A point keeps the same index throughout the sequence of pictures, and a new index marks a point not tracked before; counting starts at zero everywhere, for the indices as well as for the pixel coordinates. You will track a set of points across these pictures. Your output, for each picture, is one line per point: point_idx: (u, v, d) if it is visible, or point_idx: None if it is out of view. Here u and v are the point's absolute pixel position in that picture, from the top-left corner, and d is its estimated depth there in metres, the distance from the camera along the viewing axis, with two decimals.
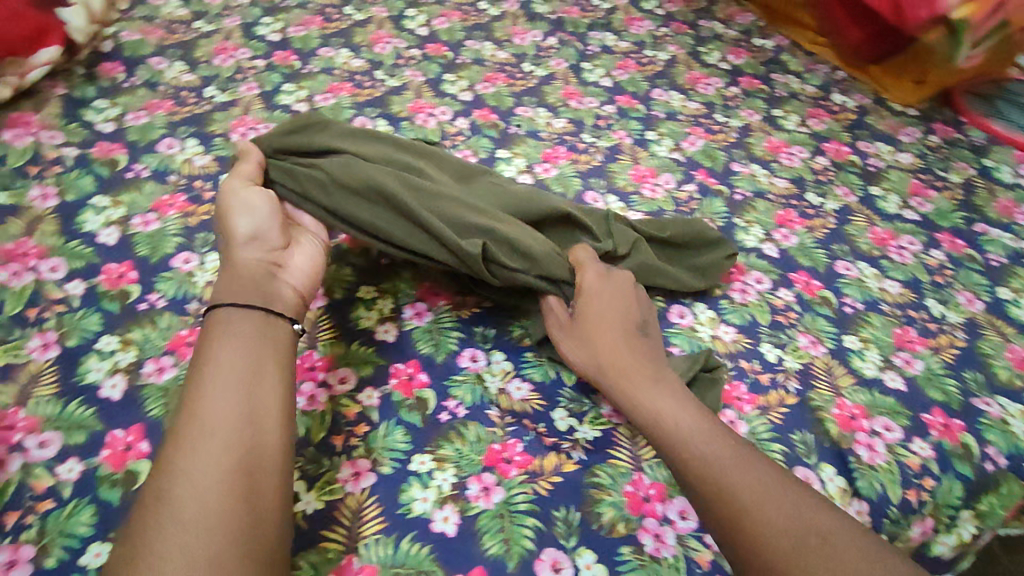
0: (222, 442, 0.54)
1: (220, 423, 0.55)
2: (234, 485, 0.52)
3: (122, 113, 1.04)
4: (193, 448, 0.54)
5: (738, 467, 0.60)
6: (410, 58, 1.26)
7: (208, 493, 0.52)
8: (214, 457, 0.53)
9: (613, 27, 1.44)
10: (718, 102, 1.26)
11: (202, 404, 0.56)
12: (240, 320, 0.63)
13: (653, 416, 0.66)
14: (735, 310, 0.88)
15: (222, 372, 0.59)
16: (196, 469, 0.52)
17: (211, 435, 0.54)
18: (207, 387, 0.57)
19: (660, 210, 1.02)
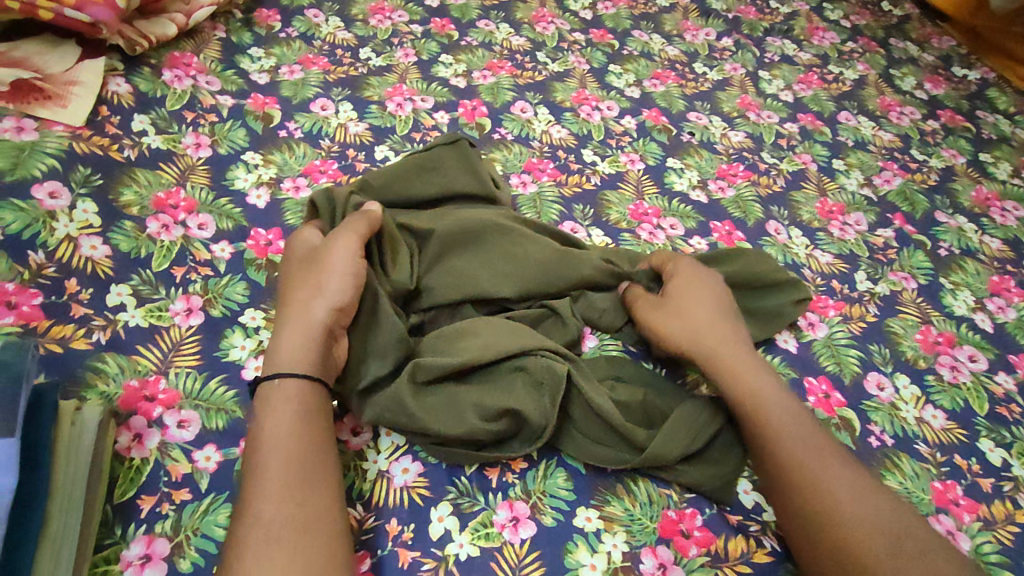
0: (289, 478, 0.51)
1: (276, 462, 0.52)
2: (302, 503, 0.50)
3: (276, 65, 0.95)
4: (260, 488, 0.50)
5: (824, 471, 0.58)
6: (573, 42, 1.13)
7: (281, 529, 0.48)
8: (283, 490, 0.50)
9: (794, 35, 1.27)
10: (914, 136, 1.11)
11: (263, 443, 0.53)
12: (293, 388, 0.56)
13: (754, 395, 0.63)
14: (944, 390, 0.77)
15: (287, 412, 0.55)
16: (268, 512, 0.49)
17: (278, 473, 0.51)
18: (268, 445, 0.52)
19: (853, 254, 0.90)
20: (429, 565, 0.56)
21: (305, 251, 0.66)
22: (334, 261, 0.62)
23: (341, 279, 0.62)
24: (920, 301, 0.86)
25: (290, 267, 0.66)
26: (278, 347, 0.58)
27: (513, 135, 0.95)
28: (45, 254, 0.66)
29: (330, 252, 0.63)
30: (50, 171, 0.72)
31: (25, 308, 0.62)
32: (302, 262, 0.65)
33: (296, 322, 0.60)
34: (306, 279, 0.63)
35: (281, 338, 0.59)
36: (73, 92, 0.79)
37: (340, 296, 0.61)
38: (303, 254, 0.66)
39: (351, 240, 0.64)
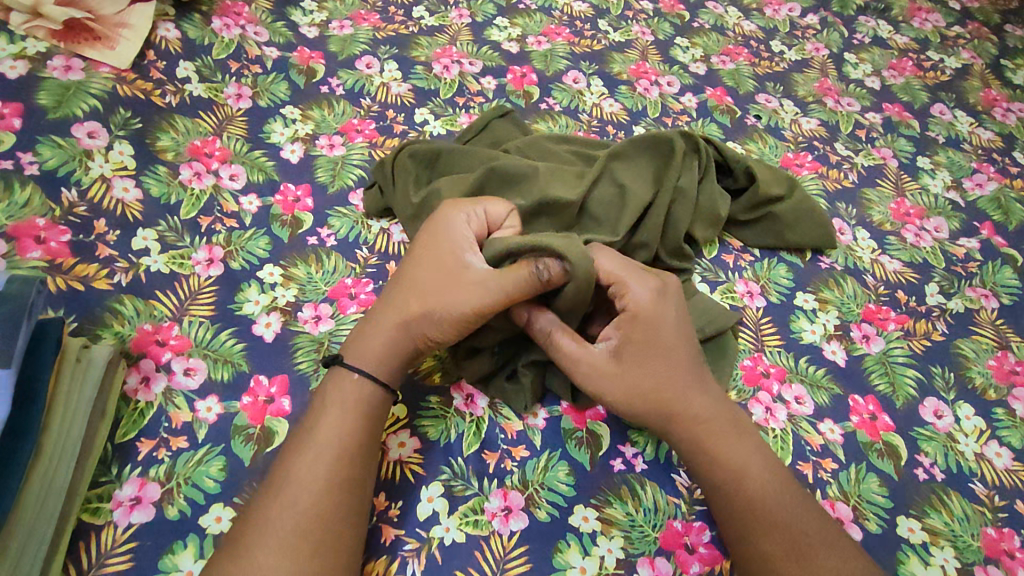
0: (333, 474, 0.50)
1: (331, 454, 0.51)
2: (330, 505, 0.49)
3: (327, 20, 0.92)
4: (300, 478, 0.49)
5: (764, 530, 0.53)
6: (640, 12, 1.06)
7: (311, 521, 0.48)
8: (325, 488, 0.49)
9: (891, 15, 1.14)
10: (1020, 137, 0.98)
11: (317, 427, 0.52)
12: (354, 388, 0.54)
13: (696, 450, 0.56)
14: (1013, 426, 0.69)
15: (342, 407, 0.53)
16: (306, 503, 0.48)
17: (326, 466, 0.50)
18: (325, 439, 0.51)
19: (926, 263, 0.80)
20: (411, 545, 0.54)
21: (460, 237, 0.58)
22: (455, 304, 0.55)
23: (444, 307, 0.56)
24: (1000, 323, 0.77)
25: (424, 233, 0.60)
26: (379, 356, 0.56)
27: (561, 106, 0.90)
28: (78, 193, 0.67)
29: (455, 278, 0.56)
30: (91, 112, 0.73)
31: (52, 244, 0.64)
32: (443, 259, 0.58)
33: (392, 322, 0.57)
34: (427, 288, 0.57)
35: (383, 335, 0.56)
36: (122, 35, 0.80)
37: (437, 310, 0.56)
38: (439, 235, 0.59)
39: (483, 297, 0.55)
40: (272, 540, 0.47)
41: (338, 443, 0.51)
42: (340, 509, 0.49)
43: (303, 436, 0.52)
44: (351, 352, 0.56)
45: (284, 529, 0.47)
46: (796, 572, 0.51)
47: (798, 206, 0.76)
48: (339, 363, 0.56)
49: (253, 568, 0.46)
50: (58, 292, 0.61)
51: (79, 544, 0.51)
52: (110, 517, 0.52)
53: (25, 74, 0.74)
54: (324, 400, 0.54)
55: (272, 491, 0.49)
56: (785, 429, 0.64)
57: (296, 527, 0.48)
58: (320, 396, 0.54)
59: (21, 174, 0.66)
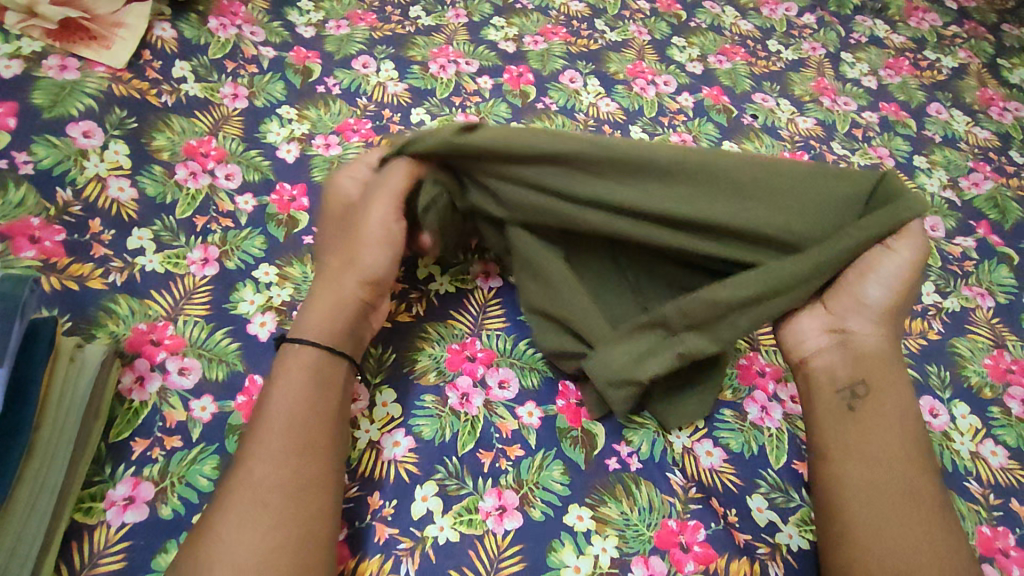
0: (290, 440, 0.50)
1: (287, 423, 0.51)
2: (287, 472, 0.49)
3: (324, 19, 0.92)
4: (257, 450, 0.49)
5: (881, 475, 0.54)
6: (637, 11, 1.06)
7: (272, 489, 0.48)
8: (279, 457, 0.49)
9: (888, 14, 1.14)
10: (1016, 136, 0.98)
11: (272, 401, 0.52)
12: (305, 360, 0.55)
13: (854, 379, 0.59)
14: (1009, 425, 0.69)
15: (295, 378, 0.53)
16: (264, 473, 0.48)
17: (278, 436, 0.50)
18: (277, 409, 0.51)
19: (922, 262, 0.80)
20: (406, 544, 0.54)
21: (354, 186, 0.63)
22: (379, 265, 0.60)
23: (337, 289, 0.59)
24: (996, 322, 0.77)
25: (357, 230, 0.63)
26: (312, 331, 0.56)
27: (557, 105, 0.90)
28: (73, 192, 0.67)
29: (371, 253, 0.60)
30: (87, 111, 0.73)
31: (47, 243, 0.64)
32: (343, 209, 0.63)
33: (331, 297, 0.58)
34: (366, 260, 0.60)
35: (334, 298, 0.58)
36: (117, 34, 0.80)
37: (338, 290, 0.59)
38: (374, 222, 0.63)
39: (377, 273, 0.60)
40: (234, 512, 0.47)
41: (294, 411, 0.52)
42: (300, 480, 0.49)
43: (260, 409, 0.52)
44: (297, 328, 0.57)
45: (244, 499, 0.47)
46: (896, 520, 0.52)
47: None
48: (288, 341, 0.56)
49: (220, 540, 0.46)
50: (53, 291, 0.61)
51: (72, 545, 0.51)
52: (103, 516, 0.52)
53: (20, 73, 0.74)
54: (283, 370, 0.54)
55: (234, 465, 0.50)
56: (780, 428, 0.64)
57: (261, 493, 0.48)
58: (273, 371, 0.55)
59: (15, 173, 0.66)
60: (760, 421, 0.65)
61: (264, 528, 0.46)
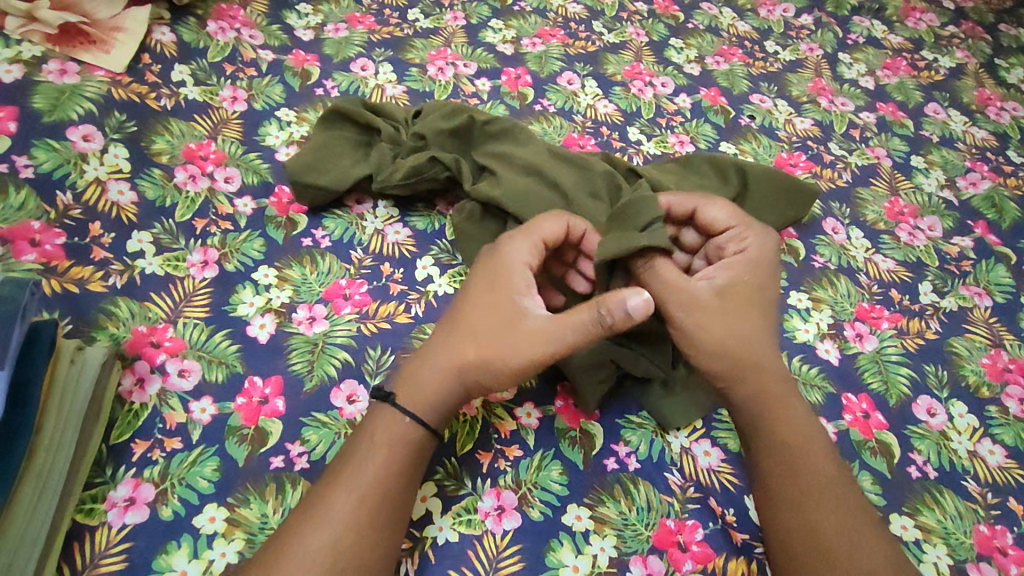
0: (372, 514, 0.49)
1: (371, 494, 0.49)
2: (361, 549, 0.48)
3: (322, 23, 0.93)
4: (338, 516, 0.48)
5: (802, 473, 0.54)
6: (634, 13, 1.06)
7: (345, 562, 0.47)
8: (360, 532, 0.48)
9: (885, 15, 1.14)
10: (1013, 136, 0.99)
11: (360, 463, 0.50)
12: (397, 428, 0.52)
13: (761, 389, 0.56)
14: (1007, 424, 0.69)
15: (388, 447, 0.51)
16: (342, 544, 0.47)
17: (362, 509, 0.48)
18: (364, 477, 0.50)
19: (920, 262, 0.81)
20: (405, 545, 0.54)
21: (517, 278, 0.56)
22: (511, 349, 0.53)
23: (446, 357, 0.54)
24: (994, 321, 0.77)
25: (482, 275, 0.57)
26: (428, 397, 0.53)
27: (555, 107, 0.90)
28: (73, 196, 0.68)
29: (516, 331, 0.54)
30: (87, 115, 0.73)
31: (48, 247, 0.64)
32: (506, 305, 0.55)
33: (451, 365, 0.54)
34: (484, 331, 0.54)
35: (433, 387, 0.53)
36: (117, 39, 0.81)
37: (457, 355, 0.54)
38: (494, 271, 0.57)
39: (544, 349, 0.53)
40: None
41: (383, 493, 0.50)
42: (372, 560, 0.48)
43: (347, 467, 0.50)
44: (404, 391, 0.53)
45: (318, 563, 0.46)
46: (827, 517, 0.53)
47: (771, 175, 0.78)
48: (390, 402, 0.53)
49: None
50: (53, 294, 0.62)
51: (73, 546, 0.51)
52: (104, 518, 0.52)
53: (21, 78, 0.74)
54: (382, 442, 0.51)
55: (305, 522, 0.48)
56: None
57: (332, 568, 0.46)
58: (364, 429, 0.52)
59: (15, 177, 0.67)
60: None
61: None
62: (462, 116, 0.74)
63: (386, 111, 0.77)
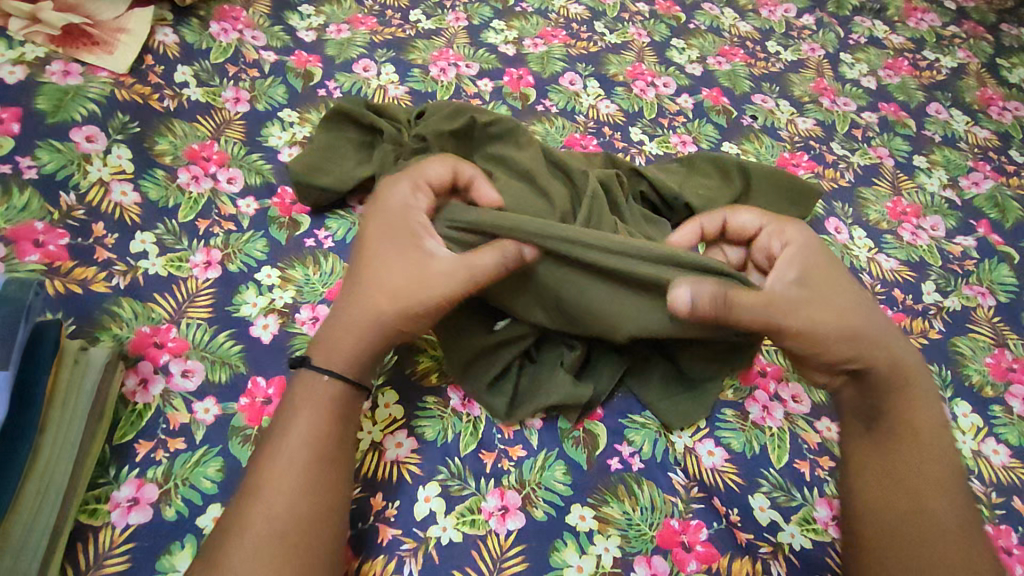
0: (309, 473, 0.49)
1: (303, 453, 0.50)
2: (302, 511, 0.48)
3: (325, 24, 0.93)
4: (272, 479, 0.48)
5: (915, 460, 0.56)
6: (636, 14, 1.06)
7: (287, 524, 0.47)
8: (295, 490, 0.48)
9: (887, 15, 1.14)
10: (1016, 135, 0.99)
11: (290, 427, 0.51)
12: (322, 388, 0.52)
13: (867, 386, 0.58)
14: (1011, 424, 0.69)
15: (316, 409, 0.52)
16: (278, 506, 0.47)
17: (296, 468, 0.49)
18: (295, 438, 0.50)
19: (923, 261, 0.81)
20: (409, 545, 0.54)
21: (415, 220, 0.57)
22: (427, 295, 0.53)
23: (361, 312, 0.54)
24: (997, 321, 0.77)
25: (375, 221, 0.57)
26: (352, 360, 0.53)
27: (558, 107, 0.90)
28: (76, 196, 0.68)
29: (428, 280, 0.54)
30: (90, 116, 0.74)
31: (51, 248, 0.64)
32: (399, 240, 0.56)
33: (364, 318, 0.54)
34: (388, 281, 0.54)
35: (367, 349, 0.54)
36: (120, 40, 0.81)
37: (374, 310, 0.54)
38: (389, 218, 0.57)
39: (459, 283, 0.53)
40: (249, 543, 0.46)
41: (315, 447, 0.50)
42: (314, 517, 0.48)
43: (275, 434, 0.51)
44: (319, 351, 0.53)
45: (261, 530, 0.46)
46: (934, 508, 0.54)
47: (775, 172, 0.78)
48: (307, 366, 0.53)
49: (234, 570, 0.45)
50: (57, 295, 0.62)
51: (77, 546, 0.51)
52: (108, 518, 0.52)
53: (24, 79, 0.74)
54: (303, 400, 0.52)
55: (243, 494, 0.49)
56: (782, 427, 0.65)
57: (280, 531, 0.47)
58: (289, 396, 0.53)
59: (19, 178, 0.67)
60: (761, 420, 0.65)
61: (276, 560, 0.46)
62: (465, 117, 0.72)
63: (388, 112, 0.76)
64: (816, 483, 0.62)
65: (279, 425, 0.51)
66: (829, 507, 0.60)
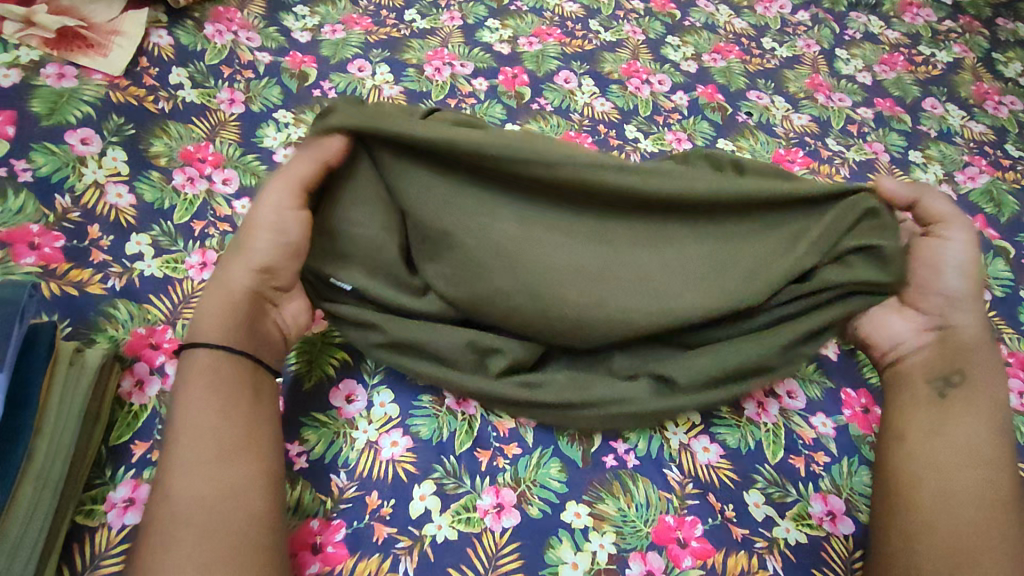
0: (216, 443, 0.48)
1: (208, 426, 0.49)
2: (217, 479, 0.47)
3: (319, 24, 0.93)
4: (178, 460, 0.47)
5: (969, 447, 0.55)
6: (631, 11, 1.06)
7: (203, 500, 0.46)
8: (208, 462, 0.48)
9: (882, 10, 1.14)
10: (1011, 130, 0.99)
11: (184, 411, 0.50)
12: (210, 362, 0.52)
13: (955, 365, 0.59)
14: (1007, 418, 0.69)
15: (207, 385, 0.51)
16: (193, 480, 0.47)
17: (199, 443, 0.48)
18: (189, 417, 0.49)
19: None
20: (404, 543, 0.54)
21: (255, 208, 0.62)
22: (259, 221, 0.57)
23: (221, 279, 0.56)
24: (993, 315, 0.77)
25: None
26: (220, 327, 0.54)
27: (552, 106, 0.91)
28: (71, 199, 0.68)
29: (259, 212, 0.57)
30: (85, 118, 0.74)
31: (46, 250, 0.64)
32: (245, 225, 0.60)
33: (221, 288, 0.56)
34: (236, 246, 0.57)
35: (212, 301, 0.55)
36: (115, 42, 0.81)
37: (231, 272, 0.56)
38: None
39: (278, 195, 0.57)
40: (168, 526, 0.45)
41: (215, 423, 0.49)
42: (228, 483, 0.47)
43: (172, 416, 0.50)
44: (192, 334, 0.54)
45: (179, 511, 0.45)
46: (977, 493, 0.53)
47: None
48: (189, 351, 0.53)
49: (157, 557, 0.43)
50: (52, 297, 0.62)
51: (73, 547, 0.51)
52: (104, 519, 0.53)
53: (19, 82, 0.74)
54: (188, 376, 0.51)
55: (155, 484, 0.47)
56: (777, 422, 0.65)
57: (196, 499, 0.46)
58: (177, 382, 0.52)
59: (14, 181, 0.67)
60: (756, 416, 0.65)
61: (200, 533, 0.45)
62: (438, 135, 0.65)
63: None
64: (812, 478, 0.62)
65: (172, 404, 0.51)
66: (824, 503, 0.61)
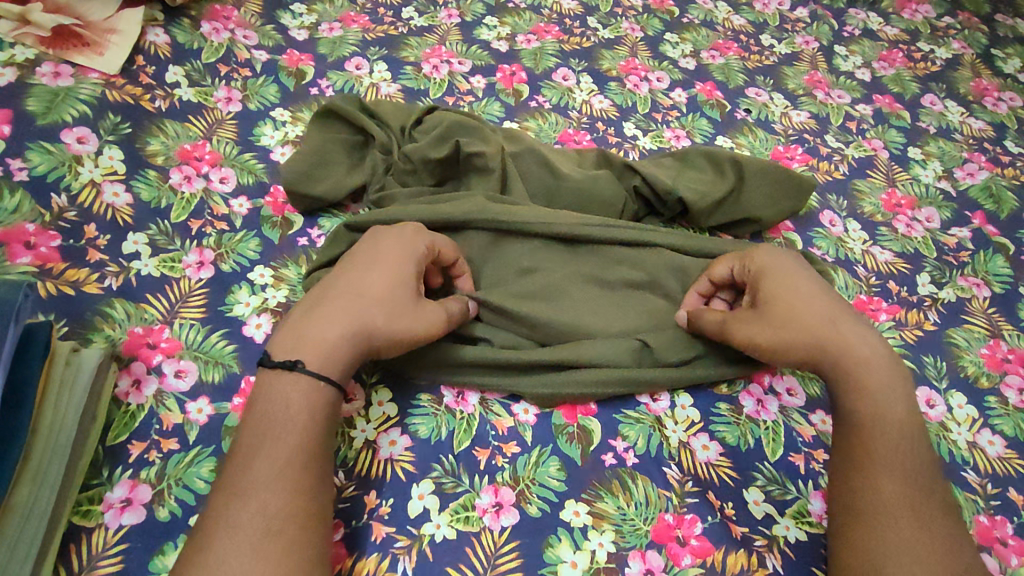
0: (306, 474, 0.48)
1: (299, 454, 0.49)
2: (302, 512, 0.47)
3: (317, 22, 0.93)
4: (268, 480, 0.47)
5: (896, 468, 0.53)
6: (629, 8, 1.06)
7: (283, 528, 0.46)
8: (295, 490, 0.47)
9: (881, 7, 1.14)
10: (1011, 126, 0.98)
11: (281, 429, 0.49)
12: (314, 386, 0.51)
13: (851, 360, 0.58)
14: (1006, 415, 0.69)
15: (309, 411, 0.50)
16: (278, 506, 0.46)
17: (291, 468, 0.48)
18: (288, 440, 0.49)
19: (918, 253, 0.80)
20: (402, 542, 0.54)
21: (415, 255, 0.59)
22: (410, 329, 0.56)
23: (350, 326, 0.54)
24: (993, 312, 0.77)
25: (374, 245, 0.59)
26: (327, 354, 0.52)
27: (551, 103, 0.90)
28: (68, 198, 0.68)
29: (420, 313, 0.57)
30: (81, 117, 0.73)
31: (43, 249, 0.64)
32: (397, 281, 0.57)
33: (348, 330, 0.53)
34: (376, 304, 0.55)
35: (311, 324, 0.54)
36: (111, 41, 0.81)
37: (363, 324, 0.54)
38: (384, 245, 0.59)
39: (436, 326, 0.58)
40: (247, 545, 0.44)
41: (307, 451, 0.49)
42: (310, 516, 0.47)
43: (267, 431, 0.49)
44: (300, 348, 0.52)
45: (259, 533, 0.45)
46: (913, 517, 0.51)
47: (766, 162, 0.78)
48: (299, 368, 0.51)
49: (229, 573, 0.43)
50: (48, 296, 0.62)
51: (71, 548, 0.51)
52: (101, 519, 0.52)
53: (14, 81, 0.74)
54: (288, 406, 0.50)
55: (237, 494, 0.46)
56: (777, 420, 0.65)
57: (267, 532, 0.45)
58: (274, 393, 0.51)
59: (10, 180, 0.67)
60: (755, 413, 0.65)
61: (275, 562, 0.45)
62: (451, 144, 0.71)
63: (380, 115, 0.76)
64: (812, 475, 0.62)
65: (257, 420, 0.50)
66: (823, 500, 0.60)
